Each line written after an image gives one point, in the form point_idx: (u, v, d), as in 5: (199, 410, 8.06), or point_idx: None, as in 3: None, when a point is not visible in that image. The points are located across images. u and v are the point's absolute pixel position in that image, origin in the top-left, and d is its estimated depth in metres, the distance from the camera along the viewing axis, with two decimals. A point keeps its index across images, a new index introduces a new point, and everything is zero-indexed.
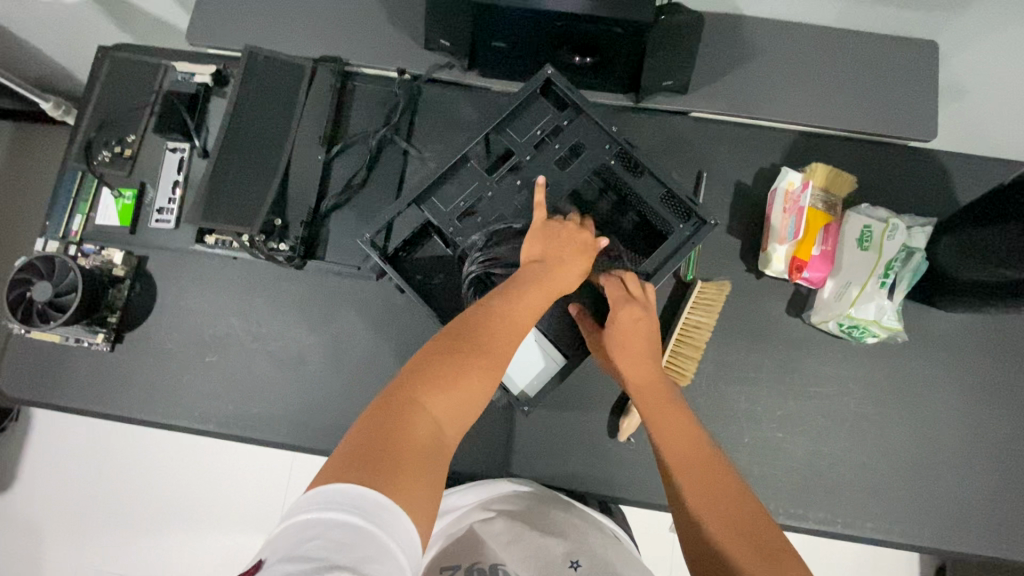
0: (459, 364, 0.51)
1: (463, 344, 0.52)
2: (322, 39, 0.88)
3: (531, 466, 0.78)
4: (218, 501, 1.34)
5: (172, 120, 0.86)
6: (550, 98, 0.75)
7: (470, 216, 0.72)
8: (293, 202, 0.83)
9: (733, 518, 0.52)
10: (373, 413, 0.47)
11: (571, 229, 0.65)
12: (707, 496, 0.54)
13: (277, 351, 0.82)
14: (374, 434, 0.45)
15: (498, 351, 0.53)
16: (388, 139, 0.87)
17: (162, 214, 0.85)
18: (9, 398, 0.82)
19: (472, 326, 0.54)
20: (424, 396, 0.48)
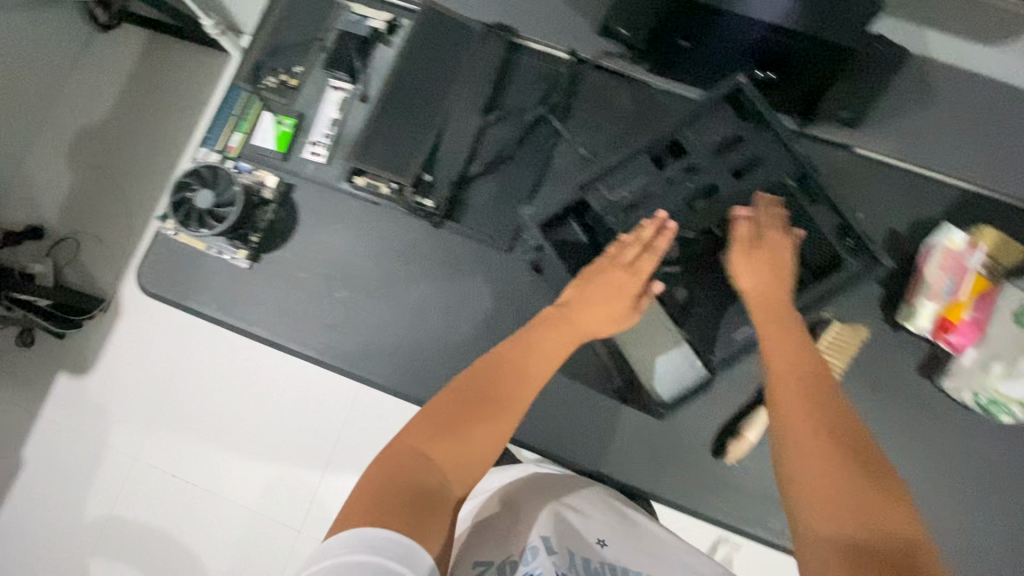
0: (468, 412, 0.57)
1: (478, 401, 0.58)
2: (497, 6, 0.89)
3: (624, 466, 0.78)
4: (305, 420, 1.52)
5: (341, 58, 0.88)
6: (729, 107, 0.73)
7: (635, 210, 0.71)
8: (444, 161, 0.84)
9: (860, 514, 0.44)
10: (386, 454, 0.53)
11: (632, 259, 0.69)
12: (829, 482, 0.46)
13: (400, 300, 0.84)
14: (390, 468, 0.51)
15: (512, 398, 0.59)
16: (542, 117, 0.87)
17: (315, 147, 0.88)
18: (144, 292, 0.86)
19: (484, 379, 0.60)
20: (431, 447, 0.53)
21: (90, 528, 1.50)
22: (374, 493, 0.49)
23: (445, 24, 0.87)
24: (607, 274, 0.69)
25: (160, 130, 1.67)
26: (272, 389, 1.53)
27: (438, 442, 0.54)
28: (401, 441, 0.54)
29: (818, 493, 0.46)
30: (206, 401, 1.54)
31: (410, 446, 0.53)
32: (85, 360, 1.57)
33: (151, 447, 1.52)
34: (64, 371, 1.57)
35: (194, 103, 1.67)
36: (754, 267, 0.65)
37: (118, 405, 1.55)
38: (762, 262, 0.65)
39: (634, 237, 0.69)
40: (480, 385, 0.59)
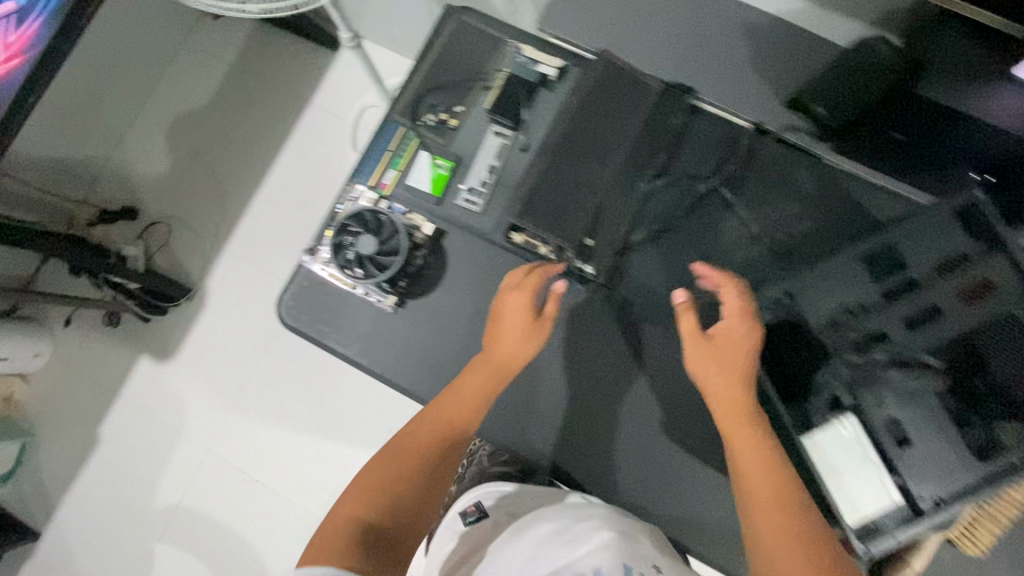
0: (424, 452, 0.69)
1: (397, 456, 0.68)
2: (677, 63, 0.83)
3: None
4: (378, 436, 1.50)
5: (508, 103, 0.84)
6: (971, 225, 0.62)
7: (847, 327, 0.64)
8: (608, 226, 0.79)
9: None
10: (368, 469, 0.67)
11: (521, 302, 0.74)
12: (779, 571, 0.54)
13: (547, 363, 0.82)
14: (370, 481, 0.66)
15: (411, 441, 0.69)
16: (713, 188, 0.82)
17: (471, 194, 0.84)
18: (284, 324, 0.85)
19: (415, 437, 0.69)
20: (389, 500, 0.65)
21: (159, 512, 1.51)
22: (360, 500, 0.64)
23: (623, 81, 0.82)
24: (505, 308, 0.74)
25: (258, 123, 1.64)
26: (348, 397, 1.54)
27: (404, 474, 0.67)
28: (376, 459, 0.68)
29: (777, 561, 0.54)
30: (283, 401, 1.55)
31: (393, 475, 0.66)
32: (168, 345, 1.58)
33: (225, 439, 1.54)
34: (147, 354, 1.58)
35: (295, 99, 1.64)
36: (719, 364, 0.64)
37: (193, 392, 1.56)
38: (728, 356, 0.64)
39: (518, 279, 0.75)
40: (417, 436, 0.70)
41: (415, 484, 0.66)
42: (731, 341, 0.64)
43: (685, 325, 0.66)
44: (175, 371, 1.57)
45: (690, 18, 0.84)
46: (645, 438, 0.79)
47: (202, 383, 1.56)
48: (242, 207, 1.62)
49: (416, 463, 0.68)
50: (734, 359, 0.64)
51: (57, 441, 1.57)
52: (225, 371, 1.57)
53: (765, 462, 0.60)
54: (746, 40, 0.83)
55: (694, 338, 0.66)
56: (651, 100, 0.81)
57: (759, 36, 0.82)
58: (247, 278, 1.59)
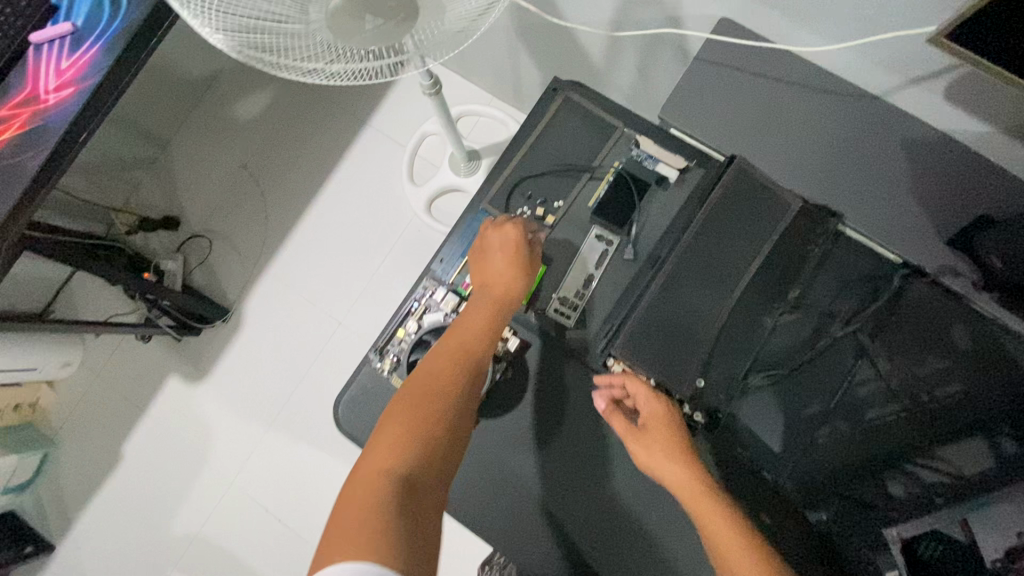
0: (431, 395, 0.58)
1: (413, 402, 0.58)
2: (818, 176, 0.72)
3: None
4: None
5: (616, 207, 0.74)
6: None
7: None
8: (723, 363, 0.69)
9: None
10: (363, 455, 0.53)
11: (504, 242, 0.70)
12: None
13: (633, 511, 0.71)
14: (355, 469, 0.51)
15: (426, 376, 0.60)
16: (845, 331, 0.71)
17: (563, 306, 0.74)
18: (339, 430, 0.75)
19: (423, 377, 0.60)
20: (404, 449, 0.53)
21: (176, 541, 1.45)
22: (366, 492, 0.48)
23: (755, 191, 0.70)
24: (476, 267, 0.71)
25: (311, 140, 1.55)
26: None
27: (408, 428, 0.55)
28: (364, 456, 0.52)
29: None
30: (308, 442, 1.45)
31: (386, 447, 0.53)
32: (198, 367, 1.51)
33: (246, 474, 1.46)
34: (176, 373, 1.51)
35: (351, 118, 1.54)
36: (647, 451, 0.65)
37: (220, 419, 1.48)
38: (654, 441, 0.65)
39: (501, 228, 0.71)
40: (430, 376, 0.60)
41: (417, 444, 0.54)
42: (658, 424, 0.66)
43: (616, 430, 0.68)
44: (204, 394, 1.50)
45: (842, 126, 0.72)
46: None
47: (229, 411, 1.48)
48: (286, 227, 1.53)
49: (412, 425, 0.55)
50: (661, 443, 0.65)
51: (76, 454, 1.52)
52: (254, 401, 1.48)
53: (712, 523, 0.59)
54: (907, 160, 0.70)
55: (631, 439, 0.67)
56: (786, 220, 0.69)
57: (923, 158, 0.70)
58: (285, 304, 1.50)
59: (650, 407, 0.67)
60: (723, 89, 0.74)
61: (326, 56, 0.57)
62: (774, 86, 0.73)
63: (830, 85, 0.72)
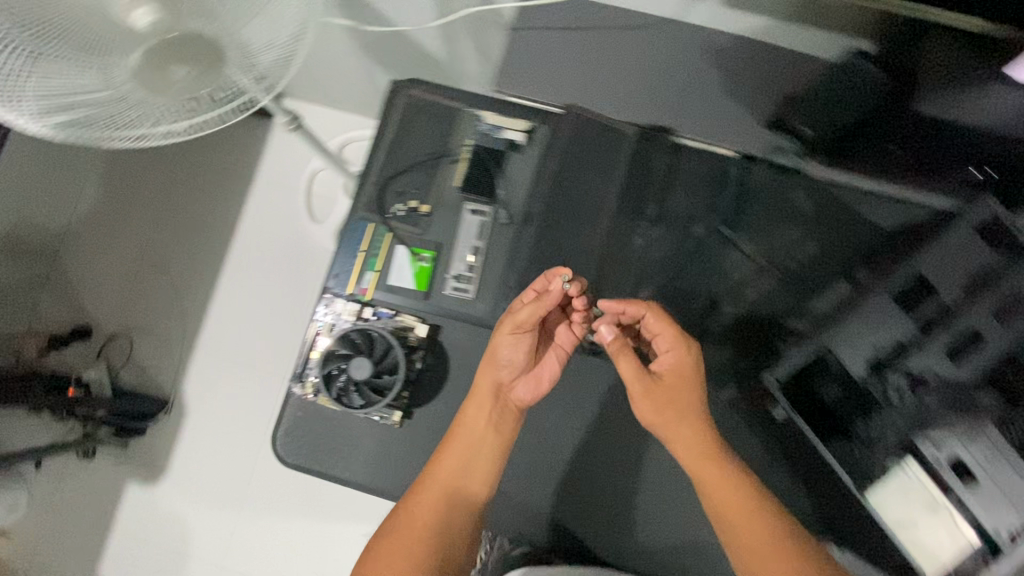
0: (456, 454, 0.67)
1: (440, 457, 0.68)
2: (647, 104, 0.80)
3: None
4: None
5: (479, 180, 0.79)
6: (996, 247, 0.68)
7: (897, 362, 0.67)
8: (610, 287, 0.77)
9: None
10: (408, 499, 0.67)
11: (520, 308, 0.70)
12: None
13: (578, 452, 0.74)
14: (399, 503, 0.67)
15: (454, 436, 0.68)
16: (711, 227, 0.78)
17: (459, 282, 0.78)
18: (287, 464, 0.76)
19: (452, 436, 0.68)
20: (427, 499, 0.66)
21: None
22: (411, 539, 0.65)
23: (595, 130, 0.78)
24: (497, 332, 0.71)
25: (201, 211, 1.53)
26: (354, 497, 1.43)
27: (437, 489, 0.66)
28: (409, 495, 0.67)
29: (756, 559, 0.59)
30: (288, 505, 1.43)
31: (422, 499, 0.66)
32: (156, 466, 1.46)
33: (234, 559, 1.41)
34: (132, 481, 1.46)
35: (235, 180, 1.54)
36: (659, 407, 0.65)
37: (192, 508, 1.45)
38: (667, 398, 0.66)
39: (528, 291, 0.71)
40: (461, 438, 0.68)
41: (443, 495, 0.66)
42: (677, 381, 0.67)
43: (625, 370, 0.66)
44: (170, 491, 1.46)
45: (652, 53, 0.80)
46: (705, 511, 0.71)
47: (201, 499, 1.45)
48: (201, 303, 1.50)
49: (437, 485, 0.67)
50: (674, 402, 0.65)
51: None
52: (223, 481, 1.45)
53: (735, 503, 0.61)
54: (714, 67, 0.79)
55: (641, 380, 0.66)
56: (627, 151, 0.78)
57: (726, 61, 0.79)
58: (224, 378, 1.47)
59: (670, 366, 0.67)
60: (543, 50, 0.81)
61: (152, 118, 0.56)
62: (585, 35, 0.80)
63: (633, 23, 0.80)
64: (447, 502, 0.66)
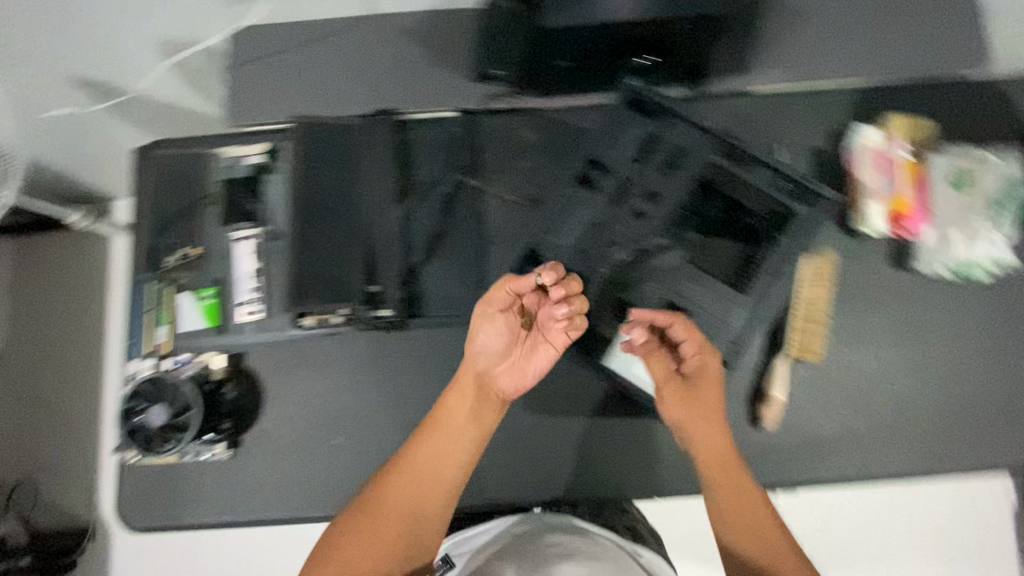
0: (462, 449, 0.70)
1: (450, 449, 0.70)
2: (368, 95, 0.86)
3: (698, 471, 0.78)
4: None
5: (236, 209, 0.83)
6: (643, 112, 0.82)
7: (601, 234, 0.79)
8: (384, 263, 0.80)
9: (755, 531, 0.66)
10: (377, 496, 0.67)
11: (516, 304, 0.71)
12: (756, 547, 0.65)
13: (400, 418, 0.80)
14: (371, 505, 0.67)
15: (473, 429, 0.70)
16: (459, 181, 0.85)
17: (249, 306, 0.82)
18: (137, 528, 0.79)
19: (455, 433, 0.70)
20: (392, 491, 0.67)
21: None
22: (372, 539, 0.65)
23: (326, 130, 0.83)
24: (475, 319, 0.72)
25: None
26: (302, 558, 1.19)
27: (409, 482, 0.68)
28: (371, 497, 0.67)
29: (732, 517, 0.66)
30: None
31: (395, 498, 0.67)
32: None
33: None
34: None
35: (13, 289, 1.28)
36: (689, 408, 0.71)
37: None
38: (700, 401, 0.71)
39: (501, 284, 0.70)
40: (448, 432, 0.70)
41: (432, 484, 0.68)
42: (713, 391, 0.72)
43: (660, 374, 0.74)
44: None
45: (358, 49, 0.87)
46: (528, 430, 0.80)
47: None
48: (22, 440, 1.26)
49: (433, 475, 0.68)
50: (710, 408, 0.71)
51: None
52: None
53: (732, 478, 0.68)
54: (414, 45, 0.87)
55: (672, 380, 0.73)
56: (361, 139, 0.83)
57: (423, 36, 0.87)
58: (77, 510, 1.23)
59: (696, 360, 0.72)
60: (260, 76, 0.86)
61: None
62: (294, 51, 0.87)
63: (325, 30, 0.87)
64: (419, 500, 0.67)
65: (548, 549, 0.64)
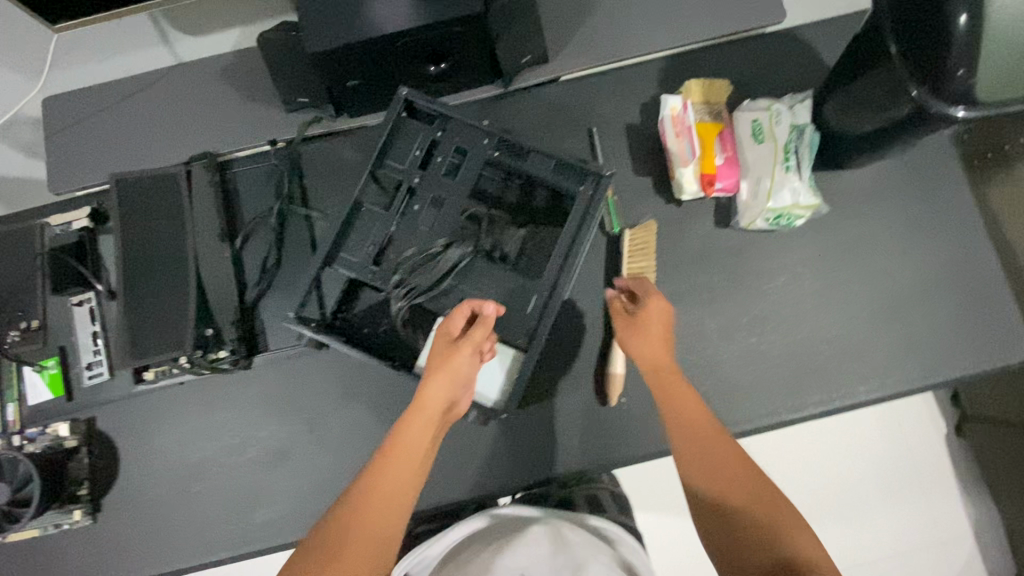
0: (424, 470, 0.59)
1: (410, 471, 0.58)
2: (187, 141, 0.87)
3: (556, 457, 0.78)
4: None
5: (68, 275, 0.83)
6: (419, 117, 0.73)
7: (387, 254, 0.68)
8: (219, 305, 0.81)
9: (754, 480, 0.58)
10: (337, 525, 0.53)
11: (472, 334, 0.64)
12: (749, 484, 0.58)
13: (258, 456, 0.80)
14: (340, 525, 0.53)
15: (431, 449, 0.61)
16: (285, 211, 0.85)
17: (92, 369, 0.82)
18: None
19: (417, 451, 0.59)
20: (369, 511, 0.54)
21: None
22: (374, 556, 0.52)
23: (143, 183, 0.83)
24: (435, 350, 0.62)
25: None
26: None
27: (394, 499, 0.56)
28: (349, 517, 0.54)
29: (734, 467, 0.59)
30: None
31: (367, 523, 0.53)
32: None
33: None
34: None
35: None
36: (634, 332, 0.71)
37: None
38: (651, 331, 0.70)
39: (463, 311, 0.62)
40: (414, 447, 0.59)
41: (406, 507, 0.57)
42: (658, 319, 0.71)
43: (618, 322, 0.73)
44: None
45: (171, 97, 0.88)
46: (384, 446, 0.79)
47: None
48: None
49: (398, 495, 0.56)
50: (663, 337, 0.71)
51: None
52: None
53: (705, 421, 0.64)
54: (225, 84, 0.87)
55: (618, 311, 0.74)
56: (180, 186, 0.83)
57: (232, 74, 0.87)
58: None
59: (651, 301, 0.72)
60: (79, 139, 0.87)
61: None
62: (110, 110, 0.88)
63: (137, 85, 0.88)
64: (391, 527, 0.54)
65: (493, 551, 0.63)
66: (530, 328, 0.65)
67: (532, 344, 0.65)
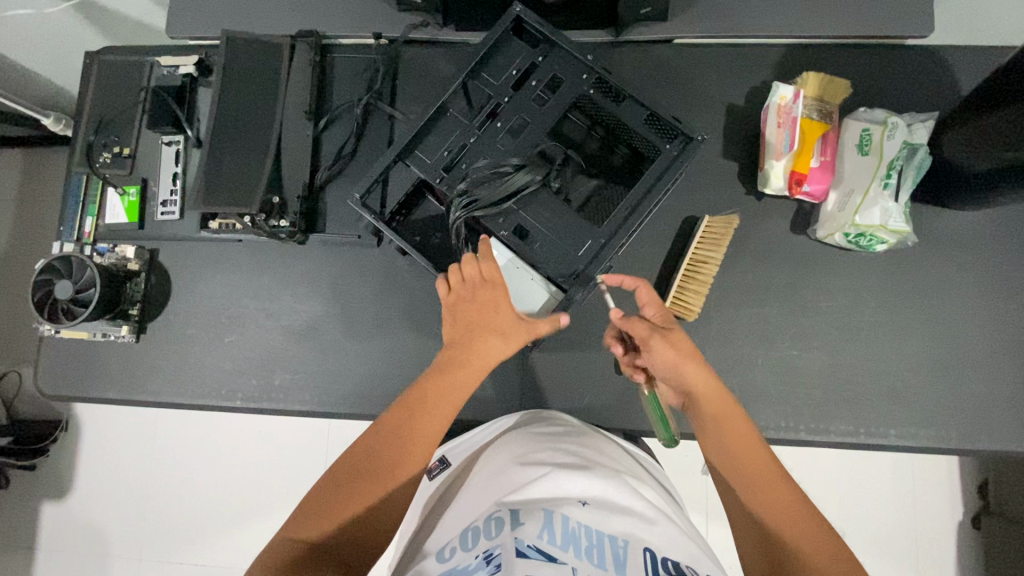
0: (439, 406, 0.63)
1: (425, 402, 0.63)
2: (299, 17, 0.89)
3: (562, 404, 0.81)
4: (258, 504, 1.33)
5: (163, 113, 0.87)
6: (524, 38, 0.74)
7: (457, 165, 0.70)
8: (289, 176, 0.84)
9: (812, 530, 0.56)
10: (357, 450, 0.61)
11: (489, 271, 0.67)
12: (812, 538, 0.55)
13: (291, 325, 0.85)
14: (367, 458, 0.60)
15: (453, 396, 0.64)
16: (372, 106, 0.87)
17: (166, 206, 0.87)
18: (50, 396, 0.87)
19: (435, 384, 0.63)
20: (378, 435, 0.61)
21: None
22: (381, 477, 0.60)
23: (253, 49, 0.83)
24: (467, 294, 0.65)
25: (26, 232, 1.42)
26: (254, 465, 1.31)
27: (403, 432, 0.61)
28: (380, 447, 0.61)
29: (787, 517, 0.57)
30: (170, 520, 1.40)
31: (381, 443, 0.61)
32: None
33: None
34: None
35: (22, 194, 1.43)
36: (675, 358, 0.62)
37: (75, 524, 1.34)
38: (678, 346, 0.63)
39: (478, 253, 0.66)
40: (434, 390, 0.63)
41: (420, 457, 0.61)
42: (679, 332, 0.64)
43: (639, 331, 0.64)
44: (55, 514, 1.34)
45: None
46: (405, 350, 0.82)
47: (82, 514, 1.33)
48: (20, 325, 1.41)
49: (411, 428, 0.62)
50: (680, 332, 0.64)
51: None
52: (116, 489, 1.33)
53: (750, 442, 0.60)
54: None
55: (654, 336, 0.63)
56: (285, 56, 0.85)
57: None
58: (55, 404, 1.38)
59: (661, 314, 0.66)
60: None
61: None
62: None
63: None
64: (390, 469, 0.60)
65: (558, 458, 0.66)
66: (577, 269, 0.67)
67: (574, 283, 0.67)
